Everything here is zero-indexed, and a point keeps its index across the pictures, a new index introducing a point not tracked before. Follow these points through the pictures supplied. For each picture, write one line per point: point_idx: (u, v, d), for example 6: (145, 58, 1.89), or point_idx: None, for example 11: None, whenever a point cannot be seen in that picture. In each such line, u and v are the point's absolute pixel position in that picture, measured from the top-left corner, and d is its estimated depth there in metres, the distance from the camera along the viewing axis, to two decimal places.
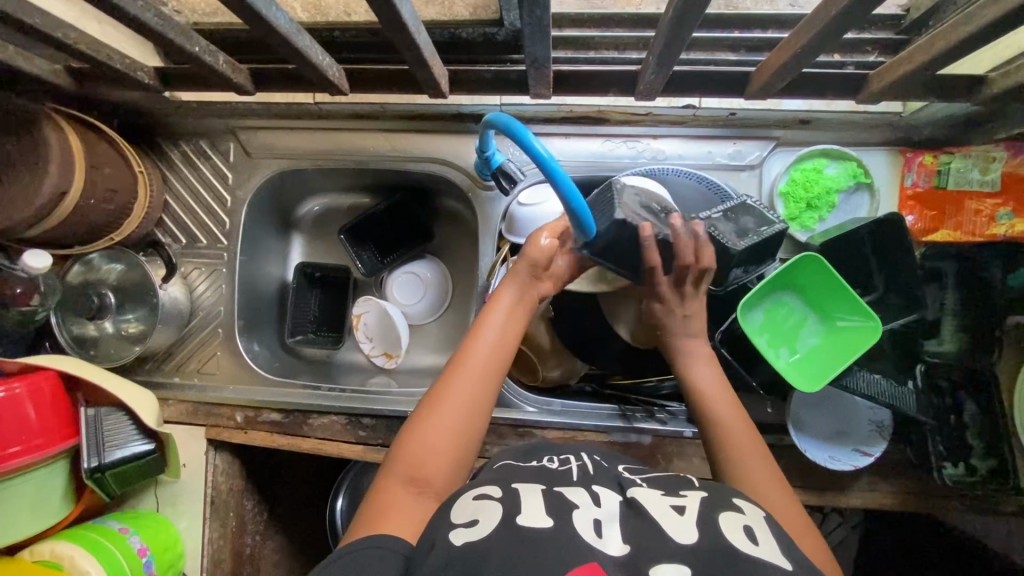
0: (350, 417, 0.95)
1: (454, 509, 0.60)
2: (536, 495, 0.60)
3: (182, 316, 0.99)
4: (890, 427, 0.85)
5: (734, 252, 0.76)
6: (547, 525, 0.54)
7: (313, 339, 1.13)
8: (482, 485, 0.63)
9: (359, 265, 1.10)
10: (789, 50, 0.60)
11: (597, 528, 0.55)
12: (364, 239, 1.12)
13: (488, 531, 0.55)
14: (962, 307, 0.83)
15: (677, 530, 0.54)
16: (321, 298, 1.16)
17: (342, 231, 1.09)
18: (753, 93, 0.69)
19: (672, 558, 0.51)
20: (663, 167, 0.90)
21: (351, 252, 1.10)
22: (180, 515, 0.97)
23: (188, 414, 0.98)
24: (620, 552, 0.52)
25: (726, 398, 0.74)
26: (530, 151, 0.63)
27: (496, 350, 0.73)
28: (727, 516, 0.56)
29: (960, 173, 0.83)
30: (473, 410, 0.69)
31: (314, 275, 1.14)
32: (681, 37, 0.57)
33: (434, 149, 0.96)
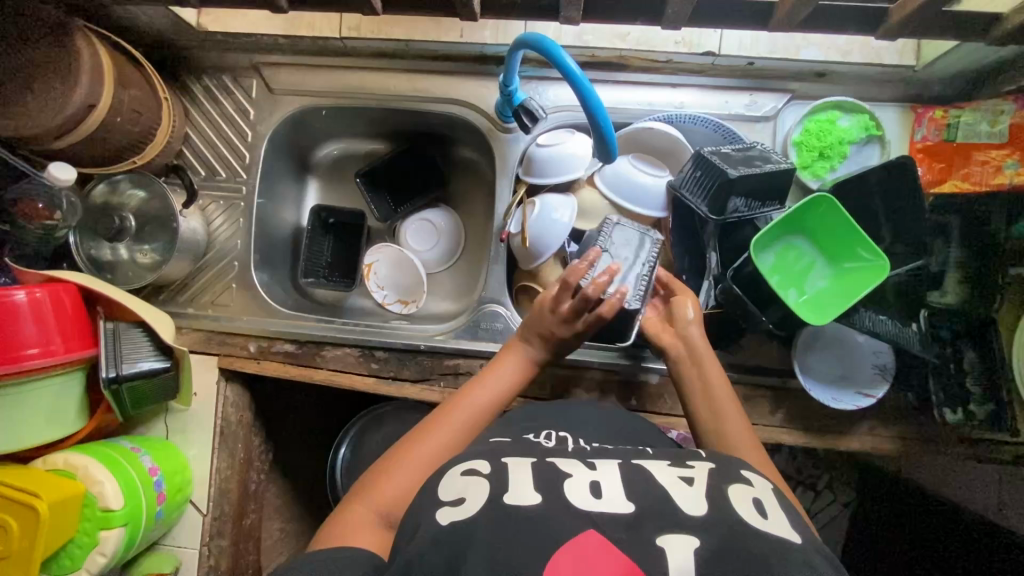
0: (362, 350, 0.97)
1: (440, 484, 0.61)
2: (525, 467, 0.61)
3: (198, 247, 1.00)
4: (893, 370, 0.87)
5: (731, 178, 0.78)
6: (534, 505, 0.54)
7: (325, 283, 1.13)
8: (470, 461, 0.64)
9: (375, 210, 1.13)
10: None
11: (595, 495, 0.56)
12: (381, 186, 1.14)
13: (473, 510, 0.55)
14: (965, 259, 0.86)
15: (686, 500, 0.54)
16: (333, 245, 1.16)
17: (359, 174, 1.11)
18: (777, 27, 0.71)
19: (679, 526, 0.51)
20: (681, 113, 0.92)
21: (367, 198, 1.13)
22: (189, 443, 0.98)
23: (201, 343, 0.99)
24: (627, 511, 0.53)
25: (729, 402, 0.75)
26: (561, 66, 0.66)
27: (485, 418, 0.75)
28: (736, 488, 0.57)
29: (968, 125, 0.85)
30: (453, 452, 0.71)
31: (329, 221, 1.15)
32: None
33: (455, 90, 0.97)
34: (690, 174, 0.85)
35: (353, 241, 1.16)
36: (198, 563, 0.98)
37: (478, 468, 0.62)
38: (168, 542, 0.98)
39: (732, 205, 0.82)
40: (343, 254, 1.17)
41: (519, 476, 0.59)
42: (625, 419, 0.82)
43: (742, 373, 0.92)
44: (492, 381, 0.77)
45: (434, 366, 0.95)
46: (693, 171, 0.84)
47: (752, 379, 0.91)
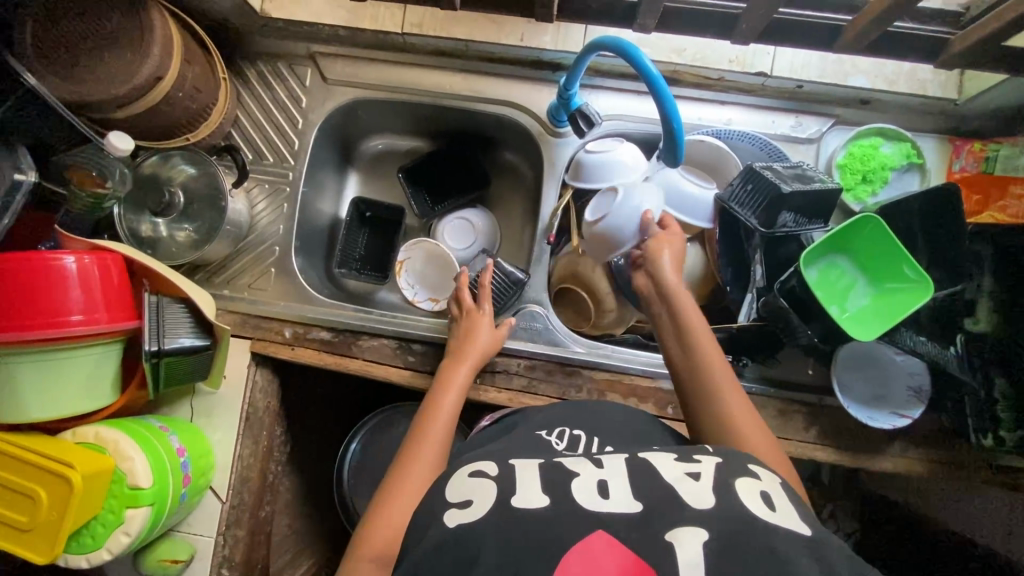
0: (399, 342, 0.96)
1: (449, 489, 0.60)
2: (533, 469, 0.59)
3: (241, 229, 0.99)
4: (929, 393, 0.87)
5: (784, 193, 0.80)
6: (542, 506, 0.52)
7: (359, 275, 1.12)
8: (477, 465, 0.63)
9: (415, 206, 1.13)
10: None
11: (603, 493, 0.54)
12: (421, 182, 1.14)
13: (478, 513, 0.54)
14: (998, 290, 0.86)
15: (694, 496, 0.52)
16: (368, 239, 1.16)
17: (400, 169, 1.12)
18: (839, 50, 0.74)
19: (688, 522, 0.49)
20: (730, 130, 0.94)
21: (406, 191, 1.13)
22: (214, 427, 0.96)
23: (235, 325, 0.97)
24: (633, 509, 0.51)
25: (724, 369, 0.73)
26: (641, 69, 0.68)
27: (450, 430, 0.78)
28: (744, 482, 0.55)
29: (1007, 159, 0.88)
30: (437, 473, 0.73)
31: (366, 214, 1.15)
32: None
33: (509, 93, 0.99)
34: (739, 187, 0.86)
35: (389, 235, 1.16)
36: (214, 552, 0.95)
37: (485, 470, 0.61)
38: (184, 529, 0.95)
39: (782, 219, 0.84)
40: (378, 248, 1.17)
41: (526, 479, 0.57)
42: (669, 429, 0.79)
43: (777, 387, 0.93)
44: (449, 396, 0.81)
45: None
46: (743, 183, 0.86)
47: (788, 393, 0.92)
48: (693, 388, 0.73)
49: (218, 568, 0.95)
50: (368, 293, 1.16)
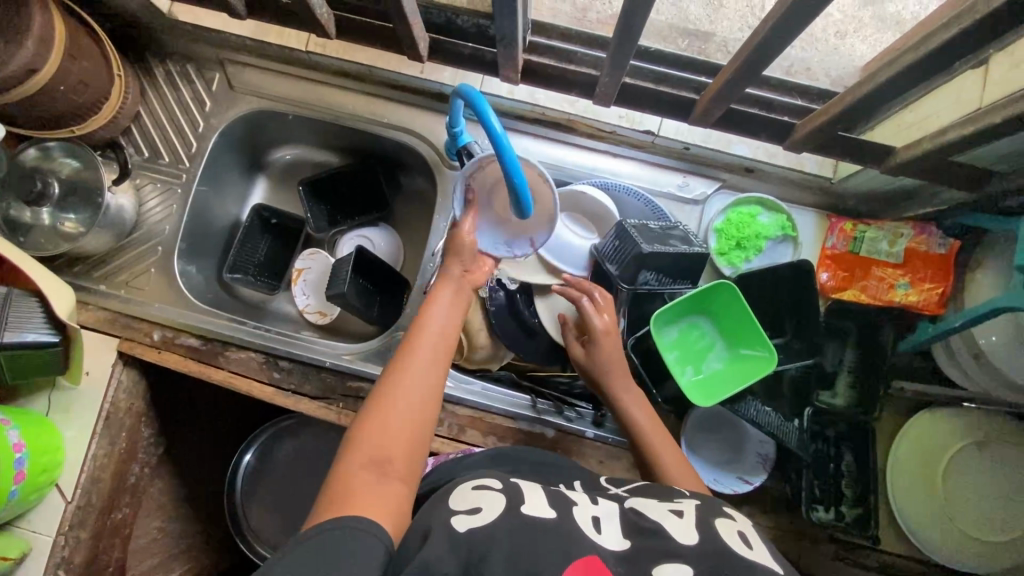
0: (266, 356, 0.95)
1: (453, 495, 0.60)
2: (536, 490, 0.62)
3: (124, 226, 0.99)
4: (774, 461, 0.89)
5: (643, 253, 0.81)
6: (549, 517, 0.56)
7: (252, 282, 1.12)
8: (478, 478, 0.63)
9: (310, 221, 1.13)
10: (730, 72, 0.69)
11: (595, 523, 0.57)
12: (323, 198, 1.15)
13: (492, 518, 0.55)
14: (856, 366, 0.90)
15: (678, 531, 0.56)
16: (269, 247, 1.16)
17: (302, 182, 1.12)
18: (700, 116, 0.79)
19: (672, 557, 0.53)
20: (615, 183, 0.96)
21: (306, 205, 1.13)
22: (70, 424, 0.95)
23: (105, 323, 0.96)
24: (620, 547, 0.55)
25: (663, 434, 0.78)
26: (484, 122, 0.66)
27: (448, 334, 0.73)
28: (723, 522, 0.59)
29: (871, 242, 0.91)
30: (431, 379, 0.69)
31: (271, 221, 1.15)
32: (630, 38, 0.65)
33: (409, 121, 1.01)
34: (611, 242, 0.88)
35: (291, 246, 1.18)
36: (51, 552, 0.92)
37: (488, 483, 0.62)
38: (23, 525, 0.93)
39: (643, 278, 0.85)
40: (277, 257, 1.17)
41: (532, 494, 0.60)
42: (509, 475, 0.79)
43: None
44: (440, 299, 0.76)
45: (336, 385, 0.94)
46: (614, 239, 0.87)
47: None
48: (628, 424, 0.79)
49: (55, 569, 0.92)
50: (263, 302, 1.15)
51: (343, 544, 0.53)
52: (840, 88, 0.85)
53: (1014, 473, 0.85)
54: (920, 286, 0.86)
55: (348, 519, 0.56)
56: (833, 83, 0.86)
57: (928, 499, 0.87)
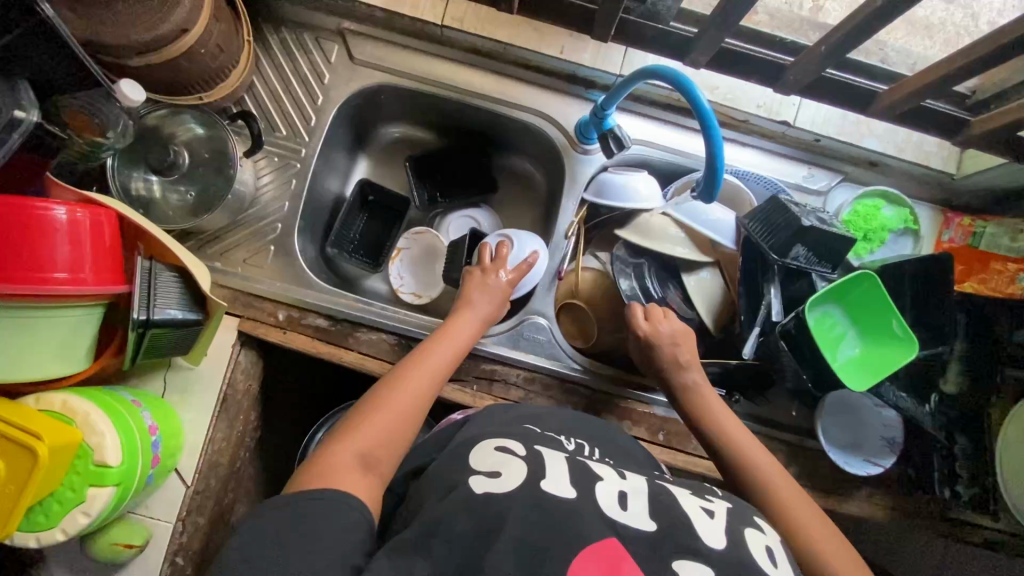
0: (398, 339, 0.93)
1: (473, 458, 0.63)
2: (562, 464, 0.63)
3: (242, 202, 0.94)
4: (899, 445, 0.93)
5: (805, 225, 0.83)
6: (570, 497, 0.57)
7: (351, 258, 1.08)
8: (503, 440, 0.67)
9: (416, 198, 1.11)
10: (937, 73, 0.70)
11: (622, 502, 0.59)
12: (427, 175, 1.12)
13: (510, 486, 0.58)
14: (969, 356, 0.94)
15: (707, 532, 0.57)
16: (365, 223, 1.12)
17: (409, 159, 1.11)
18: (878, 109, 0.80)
19: (700, 557, 0.54)
20: (747, 170, 0.97)
21: (412, 182, 1.11)
22: (187, 406, 0.91)
23: (225, 301, 0.92)
24: (647, 529, 0.56)
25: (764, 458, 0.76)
26: (695, 101, 0.70)
27: (453, 359, 0.80)
28: (752, 534, 0.59)
29: (992, 237, 0.96)
30: (427, 393, 0.75)
31: (368, 197, 1.11)
32: (866, 32, 0.67)
33: (540, 103, 0.99)
34: (760, 219, 0.90)
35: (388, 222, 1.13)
36: (171, 538, 0.89)
37: (512, 448, 0.64)
38: (141, 512, 0.88)
39: (794, 252, 0.86)
40: (374, 233, 1.12)
41: (555, 468, 0.62)
42: None
43: (762, 426, 0.96)
44: (442, 348, 0.80)
45: (470, 367, 0.93)
46: (766, 213, 0.89)
47: (773, 432, 0.95)
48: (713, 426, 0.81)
49: (174, 557, 0.89)
50: (358, 278, 1.11)
51: (317, 522, 0.55)
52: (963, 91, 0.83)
53: None
54: None
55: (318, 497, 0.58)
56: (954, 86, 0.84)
57: None
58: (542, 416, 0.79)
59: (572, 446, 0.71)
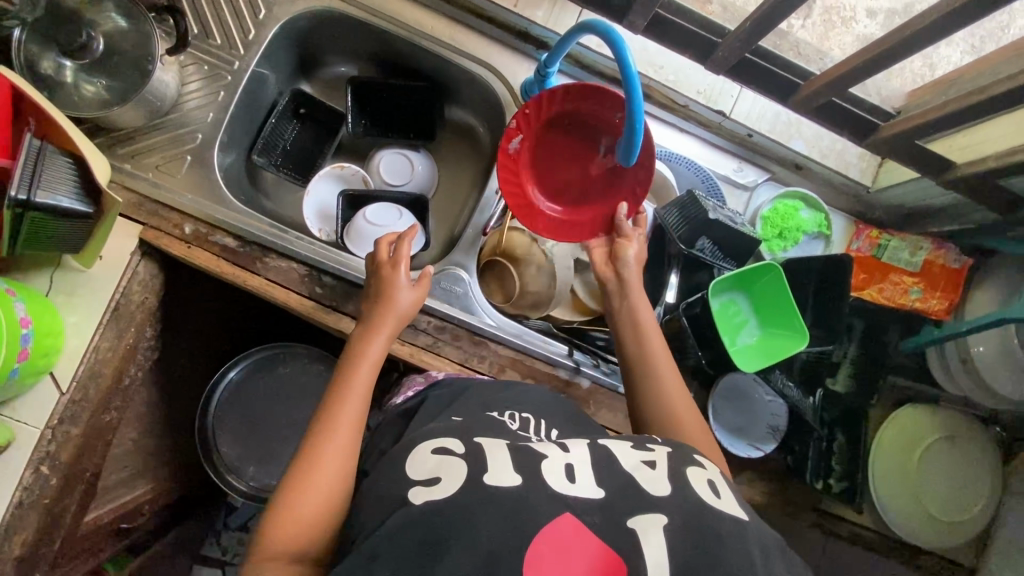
0: (310, 270, 0.91)
1: (413, 464, 0.62)
2: (500, 448, 0.63)
3: (161, 104, 0.89)
4: (782, 433, 0.97)
5: (710, 218, 0.88)
6: (512, 483, 0.57)
7: (277, 170, 1.05)
8: (439, 439, 0.66)
9: (349, 125, 1.08)
10: (846, 67, 0.75)
11: (569, 476, 0.60)
12: (366, 108, 1.10)
13: (450, 489, 0.57)
14: (857, 358, 1.01)
15: (652, 484, 0.60)
16: (297, 133, 1.09)
17: (349, 81, 1.07)
18: (799, 101, 0.84)
19: (650, 511, 0.56)
20: (678, 155, 0.99)
21: (349, 106, 1.09)
22: (72, 309, 0.86)
23: (129, 206, 0.88)
24: (597, 495, 0.57)
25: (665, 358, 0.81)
26: (620, 56, 0.69)
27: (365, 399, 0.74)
28: (693, 471, 0.64)
29: (894, 251, 0.99)
30: (345, 454, 0.69)
31: (301, 108, 1.08)
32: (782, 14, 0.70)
33: (488, 55, 0.99)
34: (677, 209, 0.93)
35: (319, 149, 1.10)
36: (37, 445, 0.84)
37: (450, 448, 0.64)
38: (6, 413, 0.83)
39: (701, 243, 0.91)
40: (303, 147, 1.10)
41: (493, 455, 0.62)
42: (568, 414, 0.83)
43: None
44: (361, 372, 0.76)
45: None
46: (681, 206, 0.92)
47: None
48: (634, 363, 0.81)
49: (38, 464, 0.84)
50: (281, 209, 1.08)
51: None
52: (889, 107, 0.86)
53: (968, 464, 1.00)
54: (931, 294, 0.97)
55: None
56: (882, 101, 0.87)
57: (903, 491, 0.98)
58: (472, 395, 0.79)
59: (514, 428, 0.72)
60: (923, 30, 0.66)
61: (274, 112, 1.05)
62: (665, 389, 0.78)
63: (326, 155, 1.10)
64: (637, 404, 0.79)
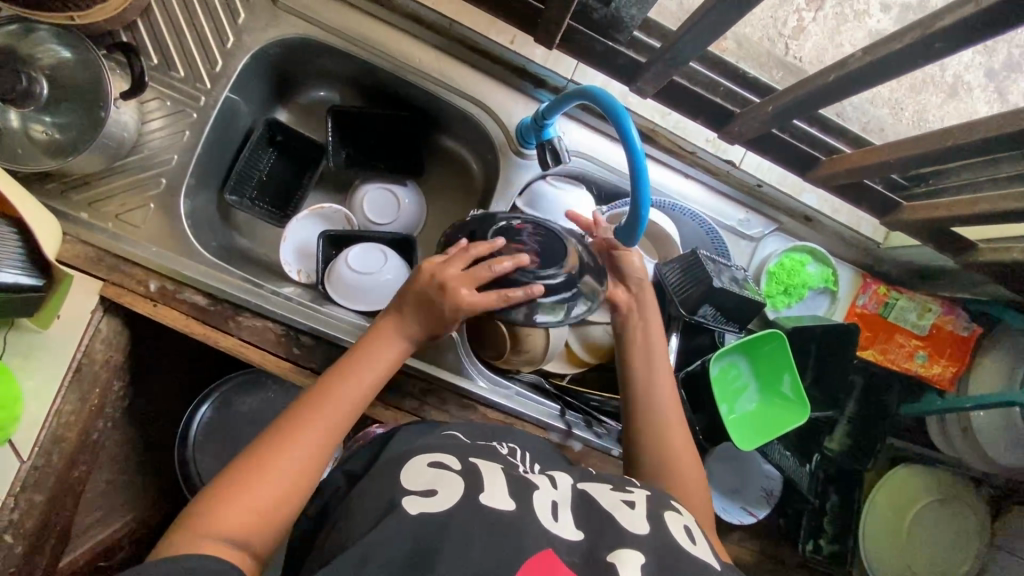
0: (287, 329, 0.85)
1: (404, 476, 0.60)
2: (500, 474, 0.61)
3: (120, 147, 0.81)
4: (775, 497, 0.96)
5: (715, 287, 0.82)
6: (508, 509, 0.55)
7: (252, 207, 0.96)
8: (436, 453, 0.64)
9: (331, 158, 0.99)
10: (879, 155, 0.72)
11: (553, 511, 0.57)
12: (348, 137, 1.01)
13: (448, 504, 0.55)
14: (856, 416, 0.97)
15: (629, 521, 0.57)
16: (274, 163, 1.00)
17: (330, 108, 0.98)
18: (821, 176, 0.82)
19: (627, 546, 0.54)
20: (683, 206, 0.92)
21: (331, 136, 1.00)
22: (31, 373, 0.76)
23: (87, 261, 0.80)
24: (573, 538, 0.55)
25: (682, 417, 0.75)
26: (626, 138, 0.63)
27: (370, 390, 0.68)
28: (671, 515, 0.61)
29: (902, 310, 0.95)
30: (327, 440, 0.63)
31: (277, 136, 0.98)
32: (814, 102, 0.68)
33: (482, 93, 0.91)
34: (678, 270, 0.88)
35: (296, 179, 1.02)
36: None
37: (446, 462, 0.62)
38: None
39: (703, 310, 0.86)
40: (280, 180, 1.01)
41: (491, 479, 0.60)
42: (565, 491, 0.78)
43: None
44: (375, 356, 0.69)
45: None
46: (683, 264, 0.88)
47: None
48: (642, 398, 0.76)
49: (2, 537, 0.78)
50: (254, 248, 1.01)
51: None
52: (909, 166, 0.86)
53: (957, 528, 1.00)
54: (935, 361, 0.95)
55: (193, 555, 0.50)
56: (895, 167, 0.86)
57: (892, 549, 0.97)
58: (460, 426, 0.77)
59: (505, 456, 0.70)
60: (965, 145, 0.63)
61: (250, 142, 0.96)
62: (677, 439, 0.73)
63: (303, 189, 1.02)
64: (647, 447, 0.73)
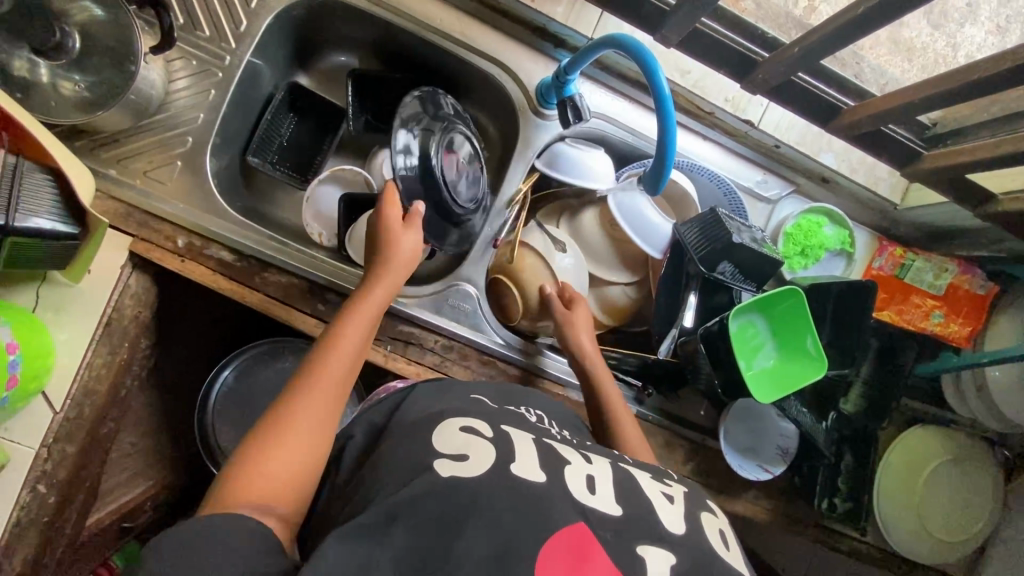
0: (312, 286, 0.87)
1: (438, 437, 0.58)
2: (530, 445, 0.60)
3: (149, 104, 0.82)
4: (791, 455, 0.97)
5: (734, 242, 0.84)
6: (540, 481, 0.54)
7: (274, 168, 0.98)
8: (467, 419, 0.62)
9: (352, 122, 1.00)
10: (906, 97, 0.74)
11: (591, 486, 0.57)
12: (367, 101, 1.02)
13: (479, 470, 0.54)
14: (871, 380, 0.97)
15: (670, 519, 0.58)
16: (295, 127, 1.02)
17: (352, 72, 0.98)
18: (841, 127, 0.83)
19: (661, 544, 0.54)
20: (702, 166, 0.93)
21: (350, 99, 0.99)
22: (60, 325, 0.80)
23: (116, 216, 0.82)
24: (616, 512, 0.55)
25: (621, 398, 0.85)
26: (655, 85, 0.67)
27: (357, 358, 0.68)
28: (707, 517, 0.62)
29: (918, 271, 0.96)
30: (325, 414, 0.62)
31: (298, 99, 1.00)
32: (845, 37, 0.69)
33: (502, 54, 0.92)
34: (698, 227, 0.89)
35: (316, 142, 1.03)
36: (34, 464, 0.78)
37: (479, 428, 0.60)
38: None
39: (721, 267, 0.88)
40: (301, 144, 1.02)
41: (525, 450, 0.59)
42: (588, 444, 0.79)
43: (670, 422, 0.97)
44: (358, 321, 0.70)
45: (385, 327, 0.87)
46: (705, 223, 0.88)
47: (679, 429, 0.97)
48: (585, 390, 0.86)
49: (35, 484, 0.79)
50: (274, 211, 1.02)
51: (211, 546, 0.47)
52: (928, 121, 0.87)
53: (970, 486, 1.01)
54: (952, 320, 0.95)
55: (221, 526, 0.48)
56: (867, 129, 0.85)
57: (903, 502, 0.98)
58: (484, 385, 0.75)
59: (533, 422, 0.69)
60: (993, 76, 0.65)
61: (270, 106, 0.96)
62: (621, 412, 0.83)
63: (323, 153, 1.03)
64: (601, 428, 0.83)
